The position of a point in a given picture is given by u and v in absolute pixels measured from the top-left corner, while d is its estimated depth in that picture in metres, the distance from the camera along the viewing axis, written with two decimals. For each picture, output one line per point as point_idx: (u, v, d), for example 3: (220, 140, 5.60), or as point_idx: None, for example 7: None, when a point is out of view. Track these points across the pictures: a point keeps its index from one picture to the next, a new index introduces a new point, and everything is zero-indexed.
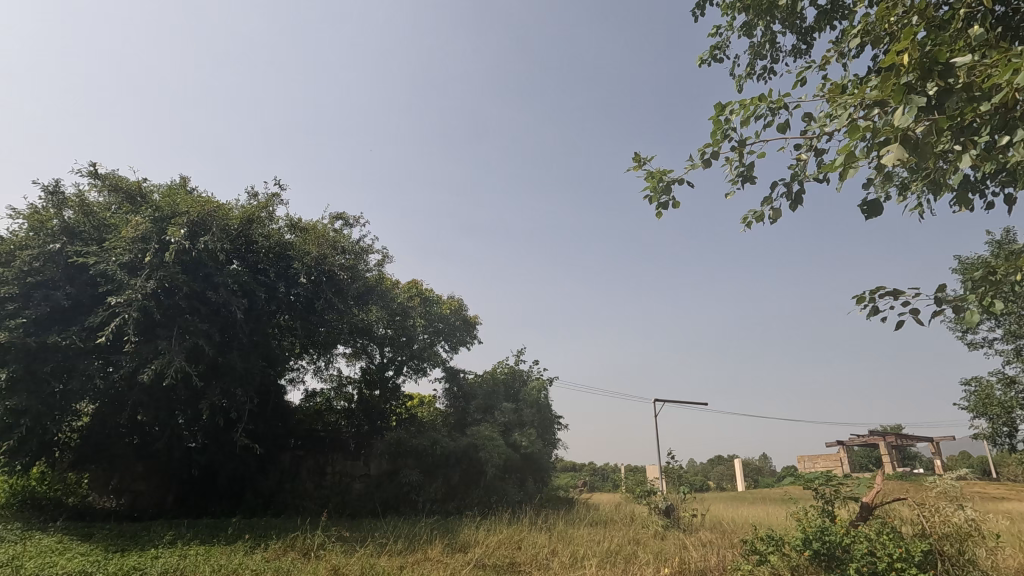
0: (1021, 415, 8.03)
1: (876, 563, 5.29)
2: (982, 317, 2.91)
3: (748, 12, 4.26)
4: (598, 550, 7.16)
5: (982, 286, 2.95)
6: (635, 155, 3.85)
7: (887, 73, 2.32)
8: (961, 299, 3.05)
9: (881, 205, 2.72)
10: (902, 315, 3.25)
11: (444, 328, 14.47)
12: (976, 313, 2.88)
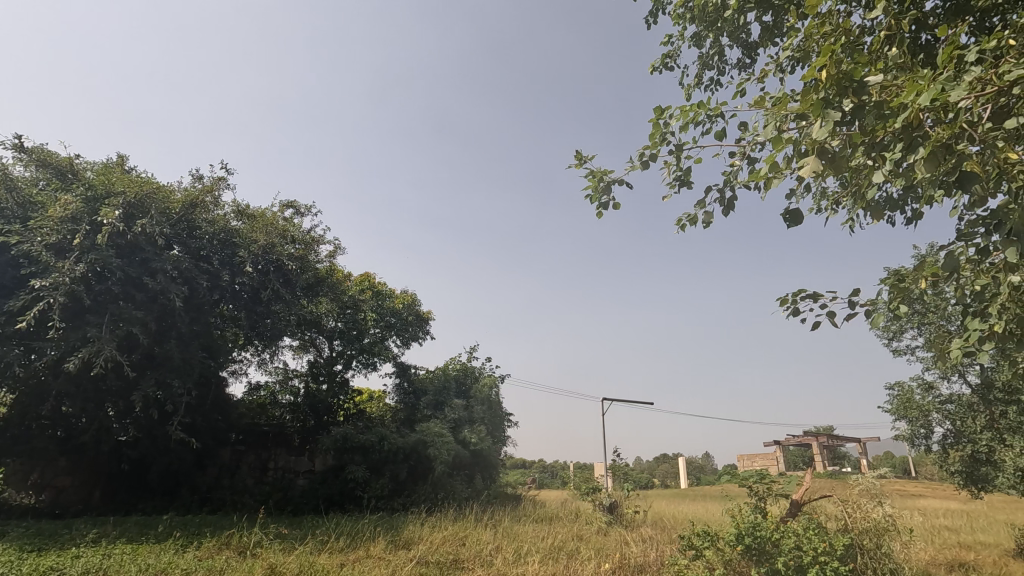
0: (937, 418, 8.61)
1: (801, 557, 5.57)
2: (889, 320, 3.08)
3: (699, 24, 4.38)
4: (541, 546, 7.23)
5: (893, 292, 3.11)
6: (576, 153, 3.76)
7: (810, 88, 2.43)
8: (872, 302, 3.23)
9: (801, 214, 2.75)
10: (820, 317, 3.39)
11: (397, 323, 14.14)
12: (883, 315, 3.05)
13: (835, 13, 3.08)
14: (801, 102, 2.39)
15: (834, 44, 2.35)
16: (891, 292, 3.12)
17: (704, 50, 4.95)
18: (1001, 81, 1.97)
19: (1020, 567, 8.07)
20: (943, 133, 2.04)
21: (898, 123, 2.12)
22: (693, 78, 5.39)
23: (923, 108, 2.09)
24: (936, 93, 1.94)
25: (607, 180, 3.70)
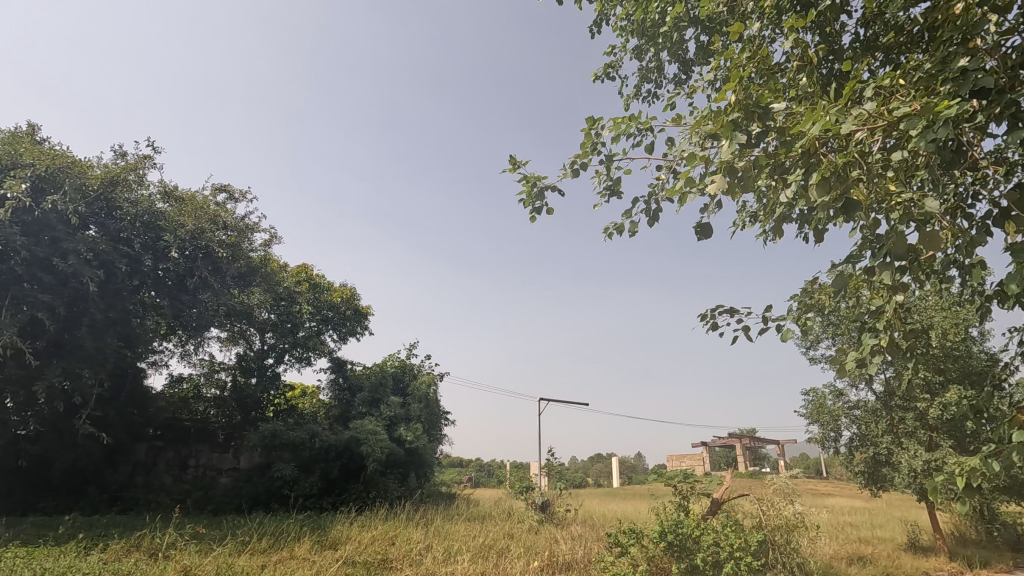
0: (846, 422, 9.27)
1: (719, 552, 5.88)
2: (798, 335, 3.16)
3: (641, 37, 4.50)
4: (472, 545, 7.21)
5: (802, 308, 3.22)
6: (509, 157, 3.60)
7: (724, 109, 2.54)
8: (783, 317, 3.28)
9: (711, 228, 2.84)
10: (737, 333, 3.42)
11: (334, 317, 13.71)
12: (792, 329, 3.13)
13: (758, 39, 3.24)
14: (714, 122, 2.50)
15: (747, 70, 2.48)
16: (798, 305, 3.22)
17: (645, 63, 5.09)
18: (891, 116, 2.13)
19: (910, 559, 8.84)
20: (838, 162, 2.19)
21: (798, 149, 2.26)
22: (633, 88, 5.54)
23: (821, 136, 2.23)
24: (830, 124, 2.07)
25: (540, 185, 3.64)
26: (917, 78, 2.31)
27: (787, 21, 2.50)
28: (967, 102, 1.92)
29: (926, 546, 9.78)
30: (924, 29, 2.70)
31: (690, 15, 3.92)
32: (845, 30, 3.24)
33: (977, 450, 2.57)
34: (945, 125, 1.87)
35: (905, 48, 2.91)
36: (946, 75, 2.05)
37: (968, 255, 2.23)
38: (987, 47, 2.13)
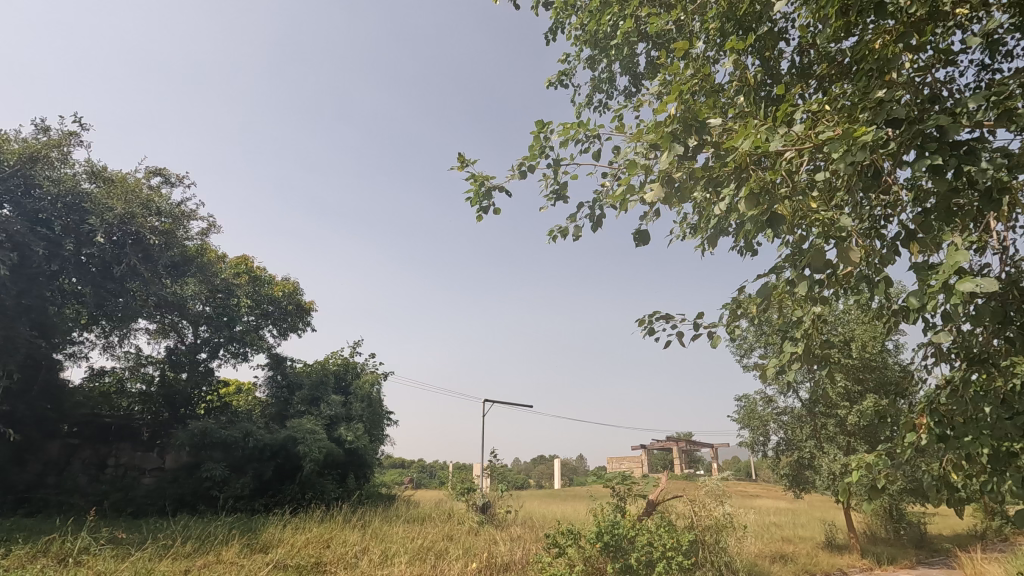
0: (773, 427, 9.78)
1: (652, 552, 6.10)
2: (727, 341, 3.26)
3: (594, 48, 4.59)
4: (410, 547, 7.12)
5: (733, 317, 3.33)
6: (457, 154, 3.58)
7: (663, 121, 2.62)
8: (714, 322, 3.37)
9: (649, 235, 2.91)
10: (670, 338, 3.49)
11: (274, 311, 13.21)
12: (721, 335, 3.23)
13: (701, 58, 3.37)
14: (654, 131, 2.57)
15: (687, 86, 2.58)
16: (728, 313, 3.34)
17: (597, 73, 5.20)
18: (816, 138, 2.27)
19: (827, 557, 9.41)
20: (766, 179, 2.31)
21: (731, 165, 2.37)
22: (585, 97, 5.64)
23: (752, 154, 2.35)
24: (759, 142, 2.19)
25: (488, 185, 3.65)
26: (840, 105, 2.47)
27: (727, 42, 2.62)
28: (881, 130, 2.07)
29: (841, 544, 10.45)
30: (850, 62, 2.88)
31: (641, 30, 4.03)
32: (783, 57, 3.42)
33: (874, 449, 2.79)
34: (861, 149, 2.02)
35: (833, 79, 3.10)
36: (865, 104, 2.21)
37: (877, 271, 2.41)
38: (901, 81, 2.31)
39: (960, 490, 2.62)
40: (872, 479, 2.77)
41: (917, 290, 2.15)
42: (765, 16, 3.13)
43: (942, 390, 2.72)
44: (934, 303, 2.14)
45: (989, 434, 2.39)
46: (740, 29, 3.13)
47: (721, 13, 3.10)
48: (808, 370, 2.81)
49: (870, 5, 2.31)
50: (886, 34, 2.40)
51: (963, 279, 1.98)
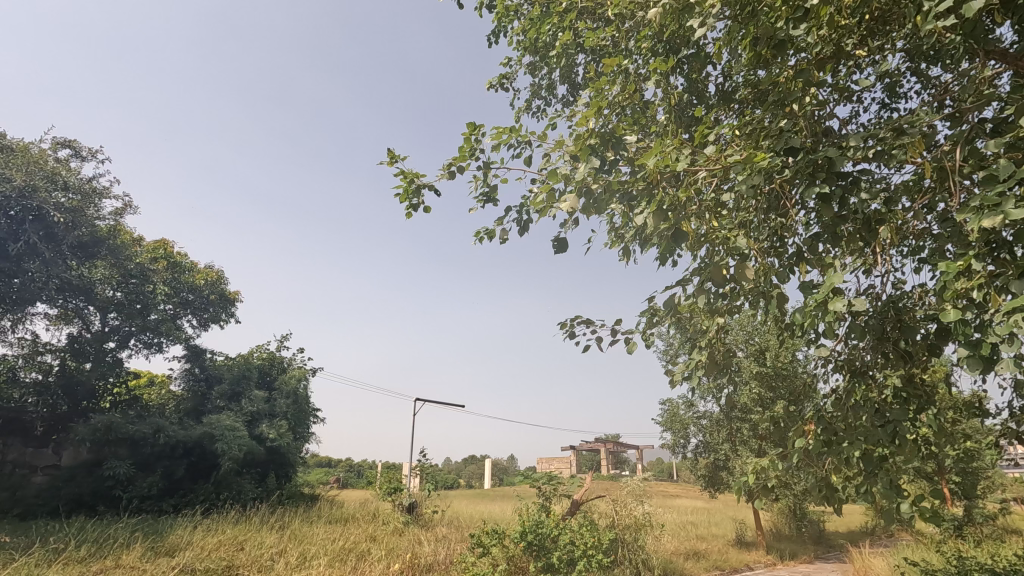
0: (693, 430, 10.30)
1: (574, 550, 6.30)
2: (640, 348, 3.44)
3: (534, 54, 4.66)
4: (330, 548, 6.92)
5: (649, 326, 3.48)
6: (387, 150, 3.55)
7: (583, 134, 2.70)
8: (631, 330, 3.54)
9: (567, 243, 3.05)
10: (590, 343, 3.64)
11: (194, 301, 12.51)
12: (635, 343, 3.40)
13: (632, 75, 3.51)
14: (575, 144, 2.64)
15: (606, 102, 2.68)
16: (645, 321, 3.47)
17: (536, 80, 5.29)
18: (723, 162, 2.44)
19: (736, 554, 9.99)
20: (677, 196, 2.46)
21: (644, 180, 2.51)
22: (524, 103, 5.71)
23: (665, 171, 2.50)
24: (669, 161, 2.33)
25: (418, 183, 3.63)
26: (748, 132, 2.66)
27: (651, 62, 2.74)
28: (779, 157, 2.27)
29: (749, 541, 11.12)
30: (764, 92, 3.10)
31: (579, 43, 4.14)
32: (708, 81, 3.62)
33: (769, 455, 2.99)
34: (758, 174, 2.19)
35: (749, 106, 3.32)
36: (768, 133, 2.40)
37: (776, 287, 2.63)
38: (800, 113, 2.52)
39: (839, 491, 2.87)
40: (766, 480, 2.98)
41: (806, 306, 2.37)
42: (691, 42, 3.31)
43: (831, 397, 2.98)
44: (820, 319, 2.36)
45: (864, 439, 2.64)
46: (669, 51, 3.29)
47: (652, 34, 3.24)
48: (711, 377, 3.00)
49: (775, 42, 2.51)
50: (791, 70, 2.61)
51: (842, 297, 2.21)
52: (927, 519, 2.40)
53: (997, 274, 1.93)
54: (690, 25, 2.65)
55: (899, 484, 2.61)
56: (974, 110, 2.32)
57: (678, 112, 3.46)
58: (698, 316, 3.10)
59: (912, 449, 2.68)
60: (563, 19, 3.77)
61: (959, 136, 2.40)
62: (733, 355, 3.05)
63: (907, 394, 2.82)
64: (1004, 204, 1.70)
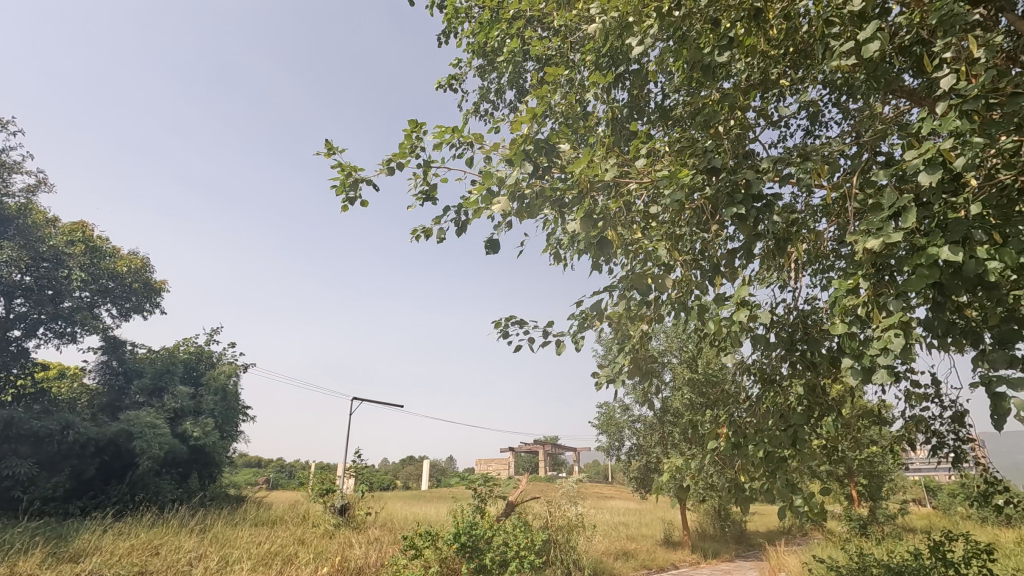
0: (627, 433, 10.63)
1: (506, 551, 6.36)
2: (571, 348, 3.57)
3: (482, 57, 4.67)
4: (255, 552, 6.63)
5: (579, 328, 3.60)
6: (326, 141, 3.49)
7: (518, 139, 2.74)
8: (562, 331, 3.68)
9: (498, 245, 3.29)
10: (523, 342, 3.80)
11: (115, 289, 11.72)
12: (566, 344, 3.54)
13: (577, 87, 3.59)
14: (510, 147, 2.67)
15: (543, 109, 2.74)
16: (576, 322, 3.57)
17: (484, 83, 5.32)
18: (651, 176, 2.56)
19: (664, 553, 10.35)
20: (606, 205, 2.56)
21: (575, 189, 2.60)
22: (471, 105, 5.71)
23: (595, 181, 2.60)
24: (598, 171, 2.43)
25: (355, 177, 3.58)
26: (677, 149, 2.79)
27: (591, 75, 2.82)
28: (702, 175, 2.41)
29: (676, 541, 11.56)
30: (696, 113, 3.26)
31: (526, 50, 4.18)
32: (646, 97, 3.76)
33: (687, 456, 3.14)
34: (680, 190, 2.32)
35: (684, 124, 3.47)
36: (692, 151, 2.54)
37: (695, 297, 2.79)
38: (724, 134, 2.68)
39: (747, 490, 3.04)
40: (680, 479, 3.12)
41: (719, 316, 2.54)
42: (632, 60, 3.44)
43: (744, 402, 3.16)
44: (732, 328, 2.52)
45: (769, 441, 2.82)
46: (610, 66, 3.39)
47: (594, 48, 3.34)
48: (635, 380, 3.12)
49: (704, 65, 2.64)
50: (720, 93, 2.76)
51: (751, 309, 2.39)
52: (820, 517, 2.58)
53: (882, 293, 2.13)
54: (628, 43, 2.75)
55: (797, 484, 2.80)
56: (874, 142, 2.55)
57: (618, 126, 3.58)
58: (624, 321, 3.23)
59: (810, 451, 2.88)
60: (510, 25, 3.81)
61: (862, 164, 2.62)
62: (657, 361, 3.19)
63: (811, 402, 3.04)
64: (886, 229, 1.87)
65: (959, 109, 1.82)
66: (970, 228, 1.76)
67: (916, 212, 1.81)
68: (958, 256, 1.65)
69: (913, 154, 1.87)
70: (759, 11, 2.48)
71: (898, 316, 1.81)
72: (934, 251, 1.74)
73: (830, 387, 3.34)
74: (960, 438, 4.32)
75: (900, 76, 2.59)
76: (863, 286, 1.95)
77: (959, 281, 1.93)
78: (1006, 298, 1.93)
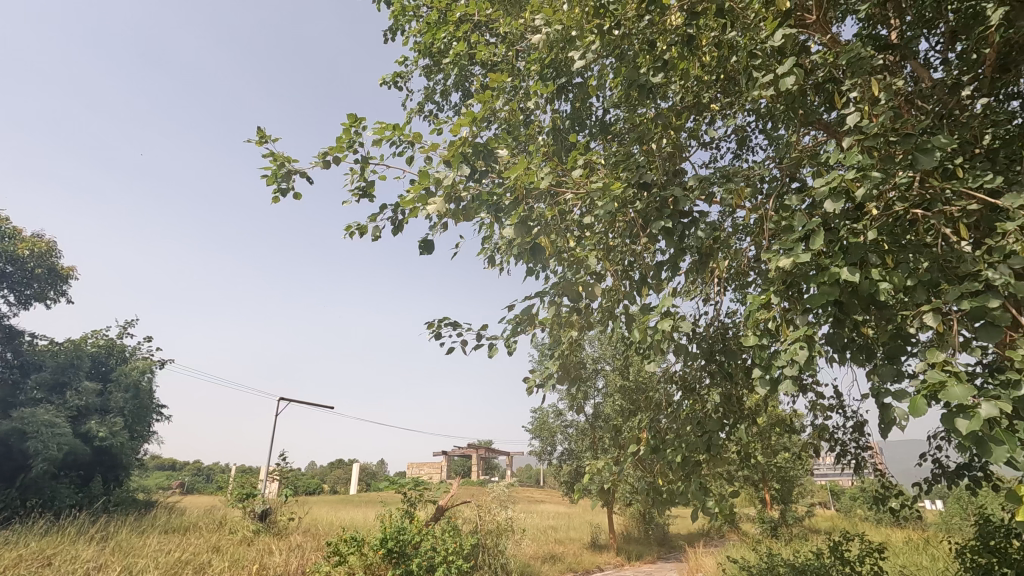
0: (560, 438, 10.81)
1: (434, 557, 6.30)
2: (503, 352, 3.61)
3: (428, 58, 4.65)
4: (162, 560, 6.20)
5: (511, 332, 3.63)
6: (258, 128, 3.36)
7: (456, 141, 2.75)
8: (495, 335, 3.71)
9: (432, 246, 3.28)
10: (455, 344, 3.81)
11: (14, 274, 10.71)
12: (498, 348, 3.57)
13: (522, 96, 3.65)
14: (448, 150, 2.68)
15: (483, 113, 2.76)
16: (509, 327, 3.60)
17: (430, 83, 5.28)
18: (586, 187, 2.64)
19: (590, 556, 10.57)
20: (540, 213, 2.63)
21: (512, 195, 2.65)
22: (416, 104, 5.66)
23: (531, 189, 2.67)
24: (534, 179, 2.48)
25: (289, 168, 3.46)
26: (612, 162, 2.89)
27: (533, 84, 2.88)
28: (633, 189, 2.51)
29: (602, 544, 11.85)
30: (633, 129, 3.39)
31: (472, 54, 4.20)
32: (588, 111, 3.88)
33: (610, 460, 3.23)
34: (611, 202, 2.41)
35: (622, 140, 3.60)
36: (626, 166, 2.64)
37: (623, 306, 2.91)
38: (656, 152, 2.80)
39: (665, 494, 3.16)
40: (602, 482, 3.21)
41: (643, 325, 2.66)
42: (575, 73, 3.53)
43: (666, 408, 3.31)
44: (656, 336, 2.63)
45: (685, 446, 2.97)
46: (554, 78, 3.46)
47: (538, 58, 3.40)
48: (564, 385, 3.19)
49: (640, 85, 2.76)
50: (654, 112, 2.89)
51: (673, 319, 2.51)
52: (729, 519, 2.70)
53: (789, 308, 2.29)
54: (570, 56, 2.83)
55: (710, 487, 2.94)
56: (790, 168, 2.75)
57: (559, 137, 3.65)
58: (555, 327, 3.30)
59: (722, 456, 3.06)
60: (457, 28, 3.81)
61: (779, 188, 2.81)
62: (586, 367, 3.27)
63: (726, 409, 3.23)
64: (795, 249, 2.02)
65: (862, 145, 2.01)
66: (866, 251, 1.93)
67: (821, 236, 1.98)
68: (854, 277, 1.81)
69: (821, 182, 2.03)
70: (692, 38, 2.63)
71: (801, 330, 1.97)
72: (836, 271, 1.91)
73: (745, 396, 3.54)
74: (859, 446, 4.70)
75: (815, 110, 2.81)
76: (772, 301, 2.09)
77: (855, 300, 2.12)
78: (895, 316, 2.12)
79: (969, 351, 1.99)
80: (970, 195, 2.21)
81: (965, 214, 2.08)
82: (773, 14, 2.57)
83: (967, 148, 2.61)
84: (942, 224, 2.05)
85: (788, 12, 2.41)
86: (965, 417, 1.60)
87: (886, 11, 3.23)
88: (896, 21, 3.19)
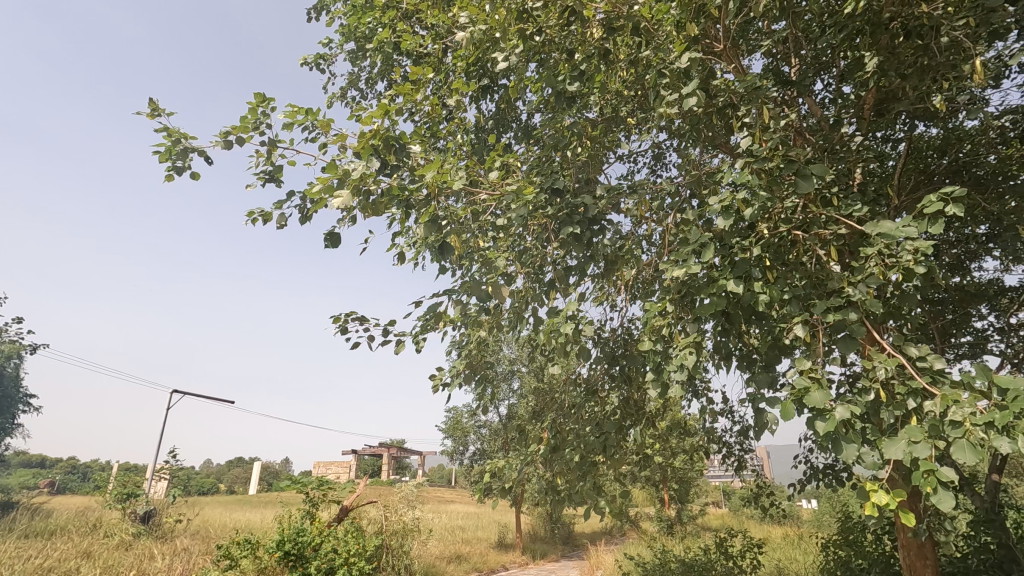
0: (473, 438, 10.86)
1: (334, 559, 6.08)
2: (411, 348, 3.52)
3: (353, 42, 4.51)
4: (20, 569, 5.53)
5: (421, 329, 3.56)
6: (152, 100, 3.11)
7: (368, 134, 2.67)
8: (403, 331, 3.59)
9: (339, 238, 3.16)
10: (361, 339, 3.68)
11: None
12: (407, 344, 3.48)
13: (444, 92, 3.62)
14: (360, 141, 2.60)
15: (398, 107, 2.70)
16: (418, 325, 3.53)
17: (353, 68, 5.11)
18: (499, 190, 2.66)
19: (495, 555, 10.68)
20: (453, 211, 2.63)
21: (423, 192, 2.64)
22: (339, 89, 5.46)
23: (445, 187, 2.65)
24: (446, 178, 2.47)
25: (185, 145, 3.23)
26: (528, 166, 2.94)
27: (454, 81, 2.87)
28: (546, 194, 2.57)
29: (509, 543, 12.02)
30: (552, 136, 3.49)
31: (398, 44, 4.13)
32: (510, 113, 3.92)
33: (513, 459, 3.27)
34: (523, 206, 2.45)
35: (541, 145, 3.68)
36: (541, 171, 2.70)
37: (531, 308, 2.97)
38: (572, 160, 2.88)
39: (562, 492, 3.25)
40: (504, 480, 3.24)
41: (550, 327, 2.72)
42: (501, 75, 3.57)
43: (570, 409, 3.42)
44: (561, 338, 2.71)
45: (584, 447, 3.09)
46: (477, 78, 3.47)
47: (464, 58, 3.40)
48: (471, 384, 3.19)
49: (560, 94, 2.84)
50: (572, 122, 2.97)
51: (578, 322, 2.60)
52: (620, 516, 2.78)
53: (684, 317, 2.44)
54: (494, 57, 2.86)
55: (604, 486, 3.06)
56: (693, 187, 2.93)
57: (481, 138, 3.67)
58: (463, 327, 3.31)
59: (618, 457, 3.20)
60: (385, 15, 3.73)
61: (683, 204, 2.99)
62: (492, 367, 3.30)
63: (624, 412, 3.39)
64: (689, 262, 2.15)
65: (751, 169, 2.19)
66: (750, 266, 2.09)
67: (713, 250, 2.14)
68: (738, 291, 1.95)
69: (715, 200, 2.17)
70: (609, 53, 2.74)
71: (691, 338, 2.10)
72: (723, 284, 2.07)
73: (644, 399, 3.72)
74: (744, 449, 5.10)
75: (718, 134, 3.02)
76: (668, 308, 2.21)
77: (740, 312, 2.30)
78: (773, 328, 2.33)
79: (831, 361, 2.22)
80: (841, 222, 2.45)
81: (836, 238, 2.32)
82: (685, 39, 2.73)
83: (843, 180, 2.92)
84: (817, 246, 2.27)
85: (696, 39, 2.58)
86: (823, 419, 1.78)
87: (784, 51, 3.53)
88: (793, 60, 3.51)
